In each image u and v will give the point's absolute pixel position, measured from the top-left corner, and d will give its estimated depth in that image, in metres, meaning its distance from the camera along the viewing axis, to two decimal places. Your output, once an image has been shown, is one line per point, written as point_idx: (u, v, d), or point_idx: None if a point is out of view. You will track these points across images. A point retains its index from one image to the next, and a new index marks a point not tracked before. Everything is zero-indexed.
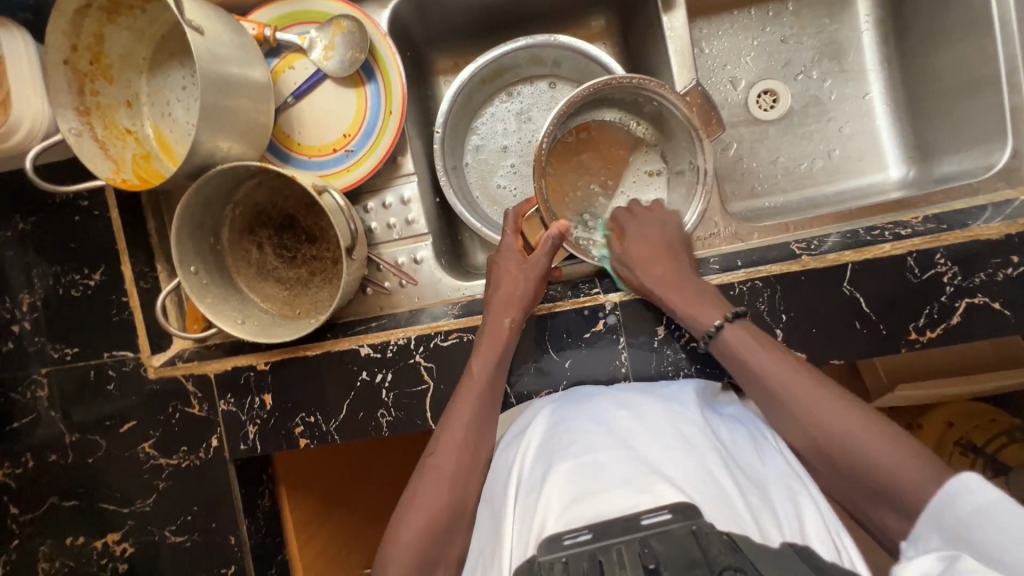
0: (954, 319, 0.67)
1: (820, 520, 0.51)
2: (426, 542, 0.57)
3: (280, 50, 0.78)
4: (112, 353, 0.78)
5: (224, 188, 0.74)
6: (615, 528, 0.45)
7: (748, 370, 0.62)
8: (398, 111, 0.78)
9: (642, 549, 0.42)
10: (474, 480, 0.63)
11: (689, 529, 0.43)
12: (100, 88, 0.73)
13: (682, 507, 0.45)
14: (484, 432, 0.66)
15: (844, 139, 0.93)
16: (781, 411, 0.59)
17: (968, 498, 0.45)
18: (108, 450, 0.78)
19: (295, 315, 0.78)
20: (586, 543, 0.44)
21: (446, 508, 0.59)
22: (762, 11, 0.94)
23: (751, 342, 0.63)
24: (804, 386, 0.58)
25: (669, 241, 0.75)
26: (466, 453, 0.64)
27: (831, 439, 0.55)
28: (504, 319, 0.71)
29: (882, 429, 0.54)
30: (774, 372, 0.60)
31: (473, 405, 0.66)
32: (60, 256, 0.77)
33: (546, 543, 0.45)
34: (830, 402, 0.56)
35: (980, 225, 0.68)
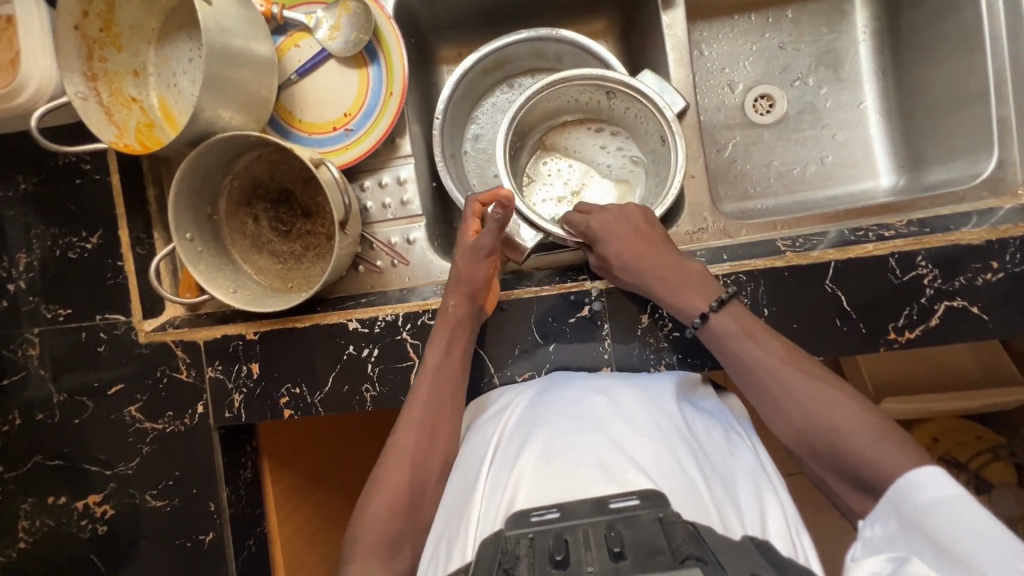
0: (933, 321, 0.69)
1: (781, 515, 0.52)
2: (390, 513, 0.59)
3: (287, 28, 0.80)
4: (104, 315, 0.79)
5: (224, 158, 0.75)
6: (581, 509, 0.46)
7: (736, 360, 0.62)
8: (399, 93, 0.79)
9: (608, 531, 0.43)
10: (436, 458, 0.63)
11: (655, 516, 0.44)
12: (109, 56, 0.74)
13: (653, 495, 0.46)
14: (446, 411, 0.67)
15: (837, 146, 0.95)
16: (767, 399, 0.59)
17: (925, 486, 0.45)
18: (95, 412, 0.79)
19: (287, 288, 0.80)
20: (553, 521, 0.45)
21: (406, 487, 0.61)
22: (761, 17, 0.96)
23: (740, 332, 0.63)
24: (787, 371, 0.59)
25: (636, 234, 0.73)
26: (425, 432, 0.64)
27: (816, 430, 0.55)
28: (450, 300, 0.72)
29: (871, 423, 0.53)
30: (763, 360, 0.60)
31: (428, 382, 0.68)
32: (60, 217, 0.78)
33: (514, 518, 0.47)
34: (815, 388, 0.57)
35: (963, 230, 0.69)
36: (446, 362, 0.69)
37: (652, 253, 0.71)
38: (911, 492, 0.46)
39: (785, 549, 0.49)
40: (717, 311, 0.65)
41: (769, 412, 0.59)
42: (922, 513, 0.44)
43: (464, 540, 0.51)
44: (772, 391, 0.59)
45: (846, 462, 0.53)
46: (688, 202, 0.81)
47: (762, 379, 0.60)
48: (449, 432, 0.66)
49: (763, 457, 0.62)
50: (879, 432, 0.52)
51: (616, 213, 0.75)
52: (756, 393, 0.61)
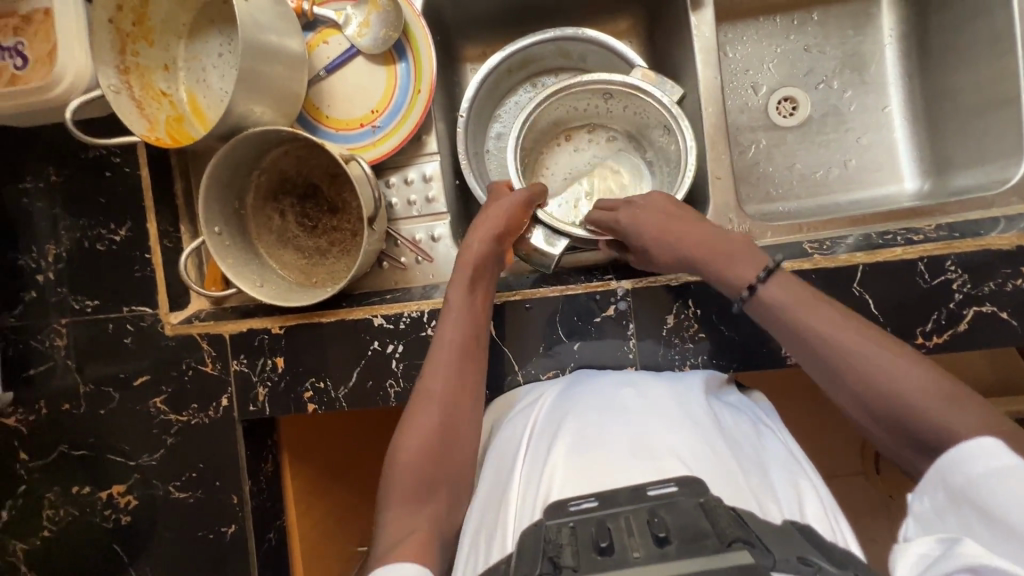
0: (961, 326, 0.68)
1: (819, 501, 0.52)
2: (421, 462, 0.59)
3: (316, 25, 0.80)
4: (131, 307, 0.79)
5: (253, 153, 0.76)
6: (620, 496, 0.47)
7: (787, 327, 0.57)
8: (427, 90, 0.79)
9: (650, 517, 0.44)
10: (465, 403, 0.64)
11: (695, 502, 0.44)
12: (141, 50, 0.75)
13: (689, 480, 0.47)
14: (470, 357, 0.67)
15: (861, 150, 0.95)
16: (821, 365, 0.54)
17: (976, 459, 0.44)
18: (120, 402, 0.80)
19: (311, 283, 0.80)
20: (592, 509, 0.46)
21: (435, 431, 0.61)
22: (786, 19, 0.95)
23: (787, 296, 0.58)
24: (838, 333, 0.54)
25: (669, 217, 0.71)
26: (451, 376, 0.65)
27: (883, 401, 0.50)
28: (472, 244, 0.73)
29: (946, 391, 0.48)
30: (812, 323, 0.55)
31: (456, 329, 0.68)
32: (89, 209, 0.79)
33: (552, 508, 0.47)
34: (871, 348, 0.52)
35: (993, 235, 0.69)
36: (468, 306, 0.70)
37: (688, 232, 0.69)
38: (961, 466, 0.44)
39: (824, 531, 0.49)
40: (763, 281, 0.61)
41: (823, 378, 0.54)
42: (975, 488, 0.43)
43: (501, 530, 0.51)
44: (826, 358, 0.54)
45: (903, 418, 0.49)
46: (713, 202, 0.81)
47: (817, 346, 0.54)
48: (474, 377, 0.66)
49: (792, 445, 0.62)
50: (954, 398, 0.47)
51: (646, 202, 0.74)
52: (808, 360, 0.55)
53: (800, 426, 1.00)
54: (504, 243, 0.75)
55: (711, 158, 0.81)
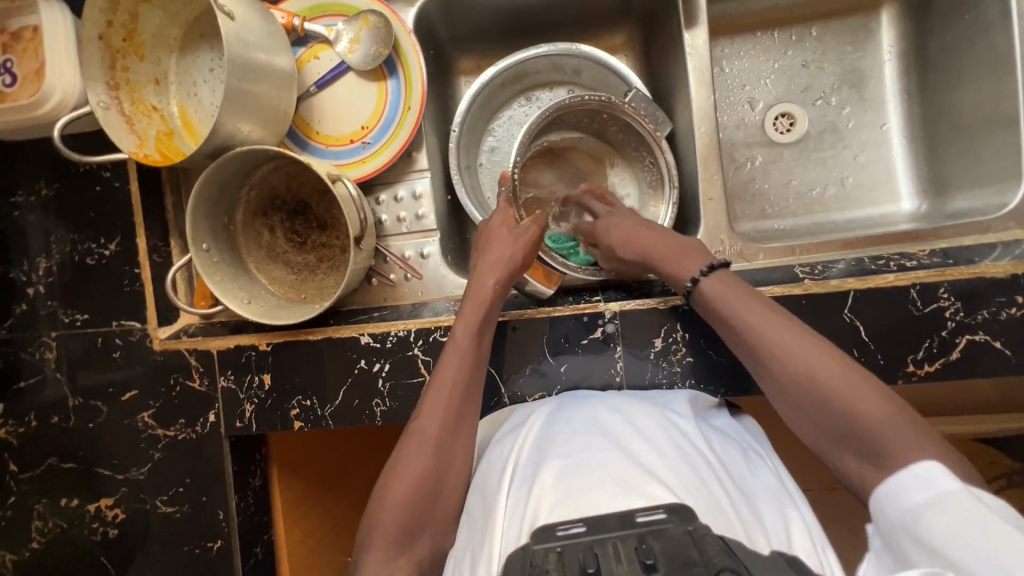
0: (953, 354, 0.67)
1: (807, 534, 0.51)
2: (410, 507, 0.58)
3: (307, 40, 0.80)
4: (120, 322, 0.79)
5: (242, 170, 0.76)
6: (608, 522, 0.46)
7: (721, 317, 0.61)
8: (417, 106, 0.79)
9: (639, 545, 0.43)
10: (459, 448, 0.63)
11: (685, 529, 0.44)
12: (131, 65, 0.75)
13: (679, 508, 0.46)
14: (469, 401, 0.66)
15: (859, 167, 0.93)
16: (759, 360, 0.57)
17: (916, 487, 0.46)
18: (109, 416, 0.80)
19: (300, 299, 0.80)
20: (580, 535, 0.45)
21: (428, 475, 0.60)
22: (785, 34, 0.94)
23: (734, 290, 0.61)
24: (777, 325, 0.57)
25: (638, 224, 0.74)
26: (449, 420, 0.64)
27: (803, 387, 0.53)
28: (487, 280, 0.71)
29: (863, 382, 0.51)
30: (757, 319, 0.58)
31: (458, 369, 0.66)
32: (80, 224, 0.79)
33: (540, 533, 0.46)
34: (807, 347, 0.54)
35: (988, 263, 0.67)
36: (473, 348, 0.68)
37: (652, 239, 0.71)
38: (901, 494, 0.46)
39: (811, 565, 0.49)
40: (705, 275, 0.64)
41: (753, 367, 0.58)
42: (918, 514, 0.45)
43: (488, 556, 0.50)
44: (763, 358, 0.57)
45: (834, 424, 0.52)
46: (705, 223, 0.80)
47: (747, 335, 0.58)
48: (471, 422, 0.65)
49: (782, 474, 0.61)
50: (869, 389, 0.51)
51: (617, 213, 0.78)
52: (744, 353, 0.59)
53: (793, 445, 0.99)
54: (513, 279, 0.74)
55: (703, 178, 0.80)
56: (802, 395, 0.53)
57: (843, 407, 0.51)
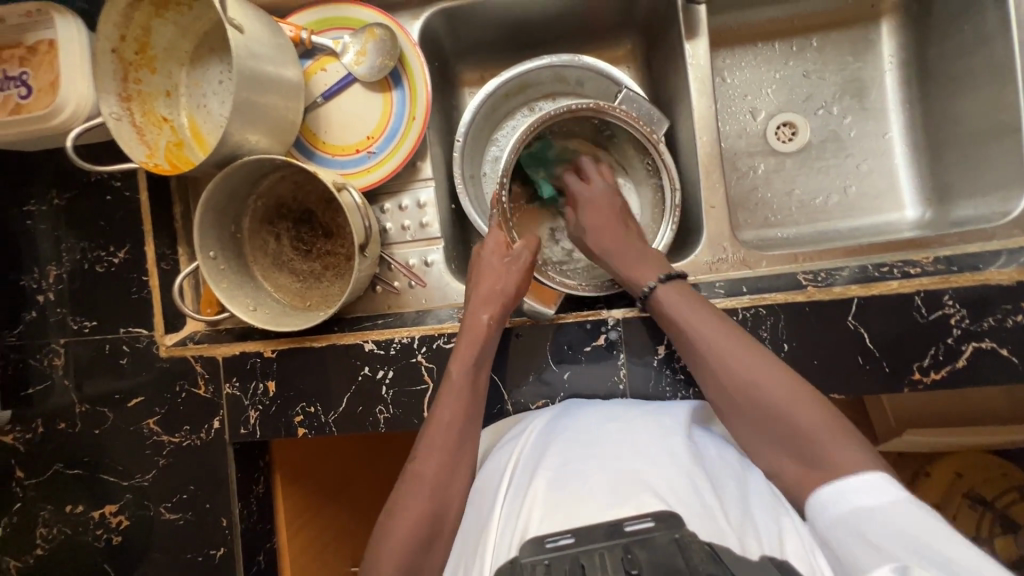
0: (960, 362, 0.67)
1: (801, 539, 0.51)
2: (409, 549, 0.57)
3: (315, 53, 0.81)
4: (128, 329, 0.80)
5: (249, 179, 0.77)
6: (596, 532, 0.46)
7: (673, 325, 0.68)
8: (422, 117, 0.80)
9: (624, 555, 0.43)
10: (457, 486, 0.62)
11: (671, 537, 0.44)
12: (143, 78, 0.77)
13: (666, 515, 0.46)
14: (468, 440, 0.65)
15: (861, 176, 0.93)
16: (700, 362, 0.65)
17: (868, 489, 0.51)
18: (114, 423, 0.81)
19: (304, 306, 0.81)
20: (568, 547, 0.46)
21: (428, 514, 0.59)
22: (786, 45, 0.95)
23: (682, 299, 0.68)
24: (717, 330, 0.65)
25: (609, 217, 0.79)
26: (446, 461, 0.63)
27: (744, 393, 0.61)
28: (481, 315, 0.71)
29: (795, 391, 0.59)
30: (699, 324, 0.66)
31: (453, 409, 0.66)
32: (90, 232, 0.80)
33: (530, 545, 0.47)
34: (741, 351, 0.63)
35: (993, 270, 0.67)
36: (468, 384, 0.68)
37: (616, 232, 0.78)
38: (851, 493, 0.51)
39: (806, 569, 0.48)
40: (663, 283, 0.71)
41: (703, 373, 0.65)
42: (866, 513, 0.50)
43: (481, 564, 0.51)
44: (710, 363, 0.64)
45: (769, 427, 0.59)
46: (708, 231, 0.80)
47: (698, 343, 0.65)
48: (470, 460, 0.65)
49: None
50: (802, 400, 0.59)
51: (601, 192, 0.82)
52: (688, 352, 0.67)
53: None
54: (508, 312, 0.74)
55: (705, 186, 0.81)
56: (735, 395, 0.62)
57: (768, 404, 0.59)
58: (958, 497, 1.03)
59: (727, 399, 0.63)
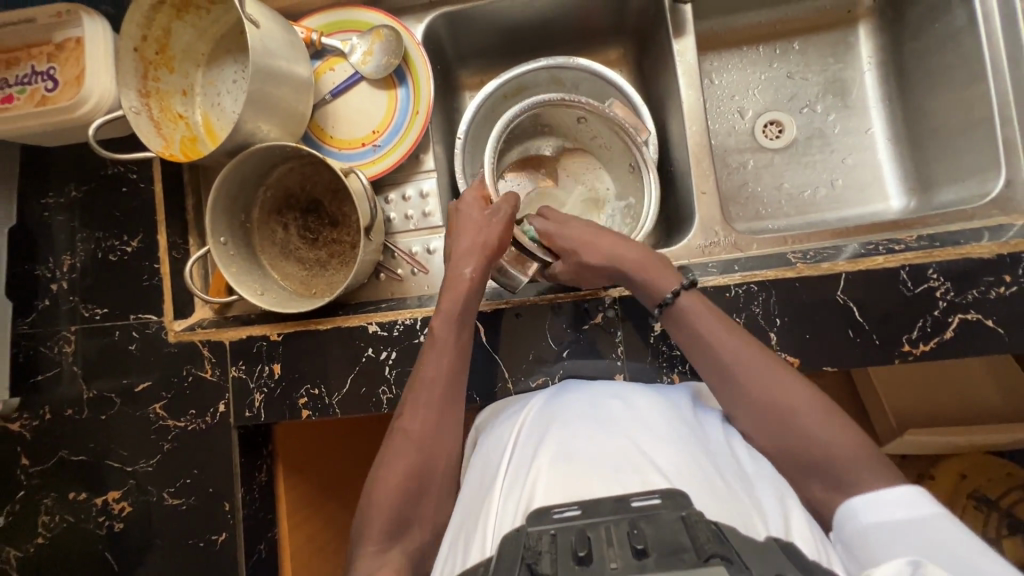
0: (947, 333, 0.69)
1: (807, 519, 0.50)
2: (397, 502, 0.58)
3: (324, 54, 0.86)
4: (138, 315, 0.83)
5: (260, 169, 0.81)
6: (603, 506, 0.45)
7: (698, 338, 0.65)
8: (425, 112, 0.84)
9: (630, 529, 0.41)
10: (445, 444, 0.63)
11: (678, 515, 0.41)
12: (162, 76, 0.81)
13: (673, 494, 0.44)
14: (455, 399, 0.66)
15: (847, 170, 0.97)
16: (724, 381, 0.62)
17: (907, 503, 0.51)
18: (121, 408, 0.82)
19: (310, 294, 0.83)
20: (573, 518, 0.44)
21: (416, 473, 0.60)
22: (769, 48, 1.00)
23: (710, 314, 0.65)
24: (718, 327, 0.64)
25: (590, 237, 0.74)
26: (431, 419, 0.64)
27: (778, 416, 0.58)
28: (463, 269, 0.72)
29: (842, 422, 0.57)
30: (701, 320, 0.65)
31: (438, 366, 0.66)
32: (105, 223, 0.84)
33: (535, 514, 0.45)
34: (739, 348, 0.62)
35: (973, 244, 0.70)
36: (452, 340, 0.68)
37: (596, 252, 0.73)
38: (888, 505, 0.51)
39: (808, 551, 0.47)
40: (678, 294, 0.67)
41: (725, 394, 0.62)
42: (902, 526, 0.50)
43: (481, 535, 0.50)
44: (739, 381, 0.61)
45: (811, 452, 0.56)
46: (700, 217, 0.83)
47: (727, 358, 0.62)
48: (457, 419, 0.65)
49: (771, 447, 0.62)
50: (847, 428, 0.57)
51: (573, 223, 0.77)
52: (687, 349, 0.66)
53: None
54: (489, 265, 0.74)
55: (696, 175, 0.84)
56: (729, 389, 0.62)
57: (773, 403, 0.59)
58: (963, 497, 1.03)
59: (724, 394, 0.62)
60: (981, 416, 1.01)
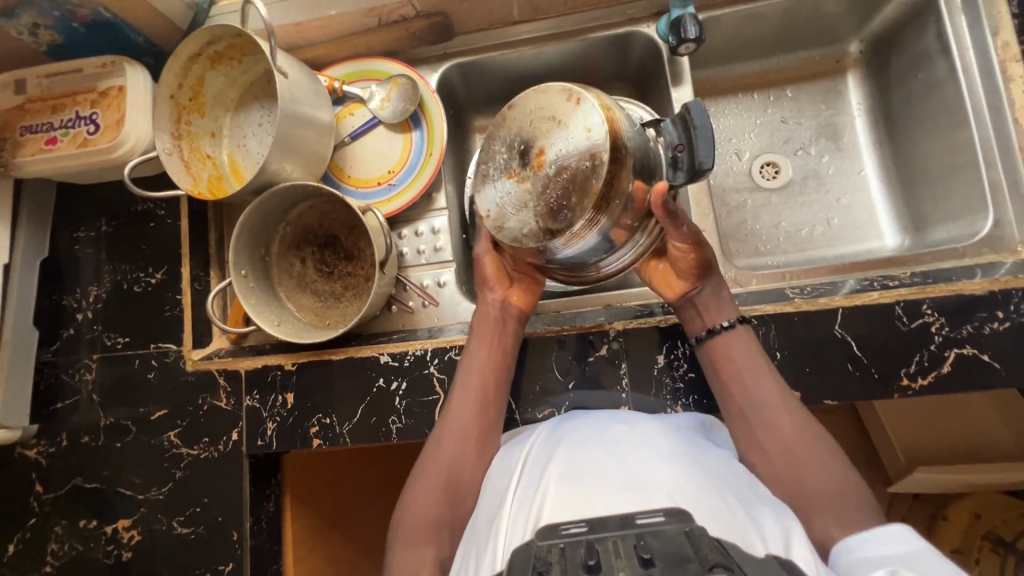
0: (944, 367, 0.71)
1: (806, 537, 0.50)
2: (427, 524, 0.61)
3: (345, 100, 0.93)
4: (158, 344, 0.85)
5: (281, 206, 0.85)
6: (610, 522, 0.46)
7: (738, 368, 0.69)
8: (438, 153, 0.89)
9: (636, 541, 0.42)
10: (471, 454, 0.67)
11: (682, 530, 0.43)
12: (193, 120, 0.87)
13: (676, 511, 0.46)
14: (481, 419, 0.70)
15: (842, 209, 1.01)
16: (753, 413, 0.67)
17: (895, 539, 0.52)
18: (136, 435, 0.84)
19: (324, 324, 0.86)
20: (582, 533, 0.45)
21: (446, 479, 0.65)
22: (763, 95, 1.06)
23: (754, 348, 0.70)
24: (756, 357, 0.69)
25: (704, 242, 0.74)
26: (456, 440, 0.68)
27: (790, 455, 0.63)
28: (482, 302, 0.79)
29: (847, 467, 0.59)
30: (742, 346, 0.70)
31: (466, 392, 0.71)
32: (132, 256, 0.88)
33: (543, 530, 0.46)
34: (767, 376, 0.68)
35: (965, 281, 0.72)
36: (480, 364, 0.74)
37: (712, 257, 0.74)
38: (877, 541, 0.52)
39: (810, 570, 0.47)
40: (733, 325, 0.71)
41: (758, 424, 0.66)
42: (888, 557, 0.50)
43: (491, 550, 0.51)
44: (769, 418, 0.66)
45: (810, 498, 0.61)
46: None
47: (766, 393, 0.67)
48: (483, 439, 0.69)
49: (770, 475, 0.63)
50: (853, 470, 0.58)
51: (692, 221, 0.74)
52: (712, 373, 0.72)
53: None
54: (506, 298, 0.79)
55: (696, 213, 0.88)
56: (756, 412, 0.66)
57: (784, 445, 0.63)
58: (978, 539, 1.01)
59: (746, 413, 0.67)
60: (989, 453, 1.00)
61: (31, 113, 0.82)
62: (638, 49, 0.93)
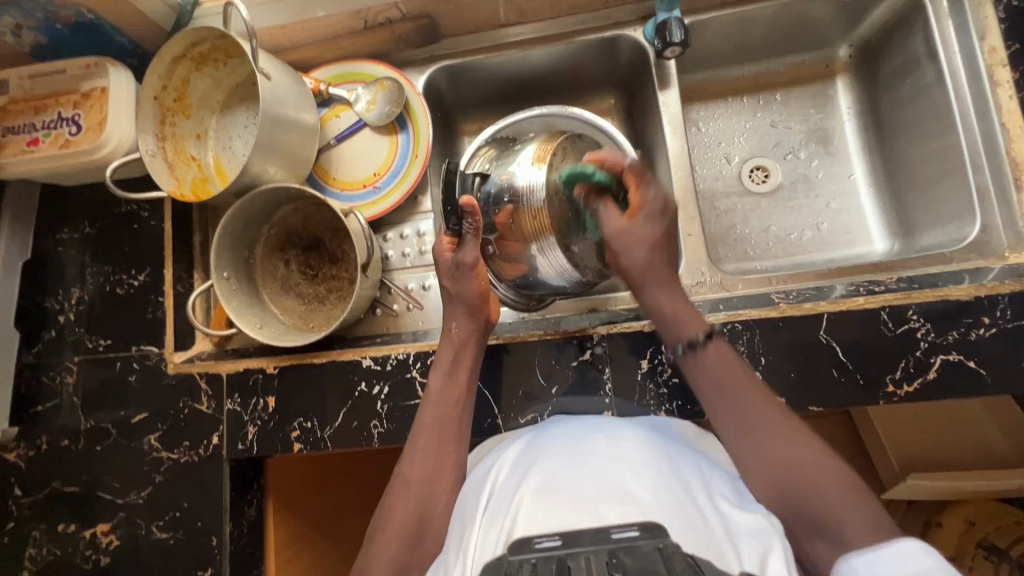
0: (930, 374, 0.70)
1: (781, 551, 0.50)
2: (399, 549, 0.58)
3: (331, 101, 0.92)
4: (139, 347, 0.85)
5: (265, 208, 0.85)
6: (584, 537, 0.45)
7: (712, 379, 0.67)
8: (423, 155, 0.89)
9: (609, 559, 0.42)
10: (444, 481, 0.64)
11: (656, 546, 0.42)
12: (178, 122, 0.86)
13: (651, 525, 0.45)
14: (451, 437, 0.68)
15: (832, 214, 1.00)
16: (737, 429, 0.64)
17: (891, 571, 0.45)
18: (116, 439, 0.83)
19: (307, 327, 0.86)
20: (555, 548, 0.44)
21: (417, 512, 0.61)
22: (753, 99, 1.05)
23: (728, 357, 0.68)
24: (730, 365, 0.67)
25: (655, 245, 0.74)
26: (431, 459, 0.66)
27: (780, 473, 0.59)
28: (451, 324, 0.76)
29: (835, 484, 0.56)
30: (715, 356, 0.68)
31: (436, 409, 0.70)
32: (114, 258, 0.87)
33: (517, 544, 0.46)
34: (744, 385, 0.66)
35: (951, 286, 0.71)
36: (449, 384, 0.72)
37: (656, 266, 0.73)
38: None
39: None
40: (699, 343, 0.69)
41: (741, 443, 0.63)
42: None
43: (462, 565, 0.51)
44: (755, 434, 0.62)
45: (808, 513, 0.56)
46: (685, 258, 0.86)
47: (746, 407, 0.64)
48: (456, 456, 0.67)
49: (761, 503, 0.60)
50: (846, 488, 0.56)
51: (648, 226, 0.74)
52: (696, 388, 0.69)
53: None
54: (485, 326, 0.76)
55: (683, 217, 0.87)
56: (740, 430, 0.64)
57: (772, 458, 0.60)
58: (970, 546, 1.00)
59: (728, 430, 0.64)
60: (980, 461, 1.00)
61: (14, 114, 0.82)
62: (626, 52, 0.93)
